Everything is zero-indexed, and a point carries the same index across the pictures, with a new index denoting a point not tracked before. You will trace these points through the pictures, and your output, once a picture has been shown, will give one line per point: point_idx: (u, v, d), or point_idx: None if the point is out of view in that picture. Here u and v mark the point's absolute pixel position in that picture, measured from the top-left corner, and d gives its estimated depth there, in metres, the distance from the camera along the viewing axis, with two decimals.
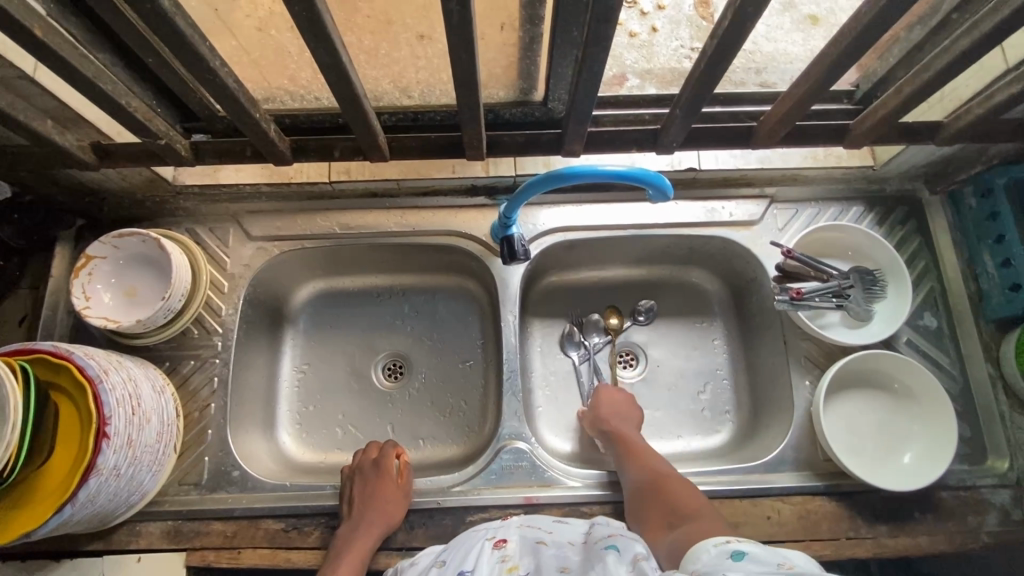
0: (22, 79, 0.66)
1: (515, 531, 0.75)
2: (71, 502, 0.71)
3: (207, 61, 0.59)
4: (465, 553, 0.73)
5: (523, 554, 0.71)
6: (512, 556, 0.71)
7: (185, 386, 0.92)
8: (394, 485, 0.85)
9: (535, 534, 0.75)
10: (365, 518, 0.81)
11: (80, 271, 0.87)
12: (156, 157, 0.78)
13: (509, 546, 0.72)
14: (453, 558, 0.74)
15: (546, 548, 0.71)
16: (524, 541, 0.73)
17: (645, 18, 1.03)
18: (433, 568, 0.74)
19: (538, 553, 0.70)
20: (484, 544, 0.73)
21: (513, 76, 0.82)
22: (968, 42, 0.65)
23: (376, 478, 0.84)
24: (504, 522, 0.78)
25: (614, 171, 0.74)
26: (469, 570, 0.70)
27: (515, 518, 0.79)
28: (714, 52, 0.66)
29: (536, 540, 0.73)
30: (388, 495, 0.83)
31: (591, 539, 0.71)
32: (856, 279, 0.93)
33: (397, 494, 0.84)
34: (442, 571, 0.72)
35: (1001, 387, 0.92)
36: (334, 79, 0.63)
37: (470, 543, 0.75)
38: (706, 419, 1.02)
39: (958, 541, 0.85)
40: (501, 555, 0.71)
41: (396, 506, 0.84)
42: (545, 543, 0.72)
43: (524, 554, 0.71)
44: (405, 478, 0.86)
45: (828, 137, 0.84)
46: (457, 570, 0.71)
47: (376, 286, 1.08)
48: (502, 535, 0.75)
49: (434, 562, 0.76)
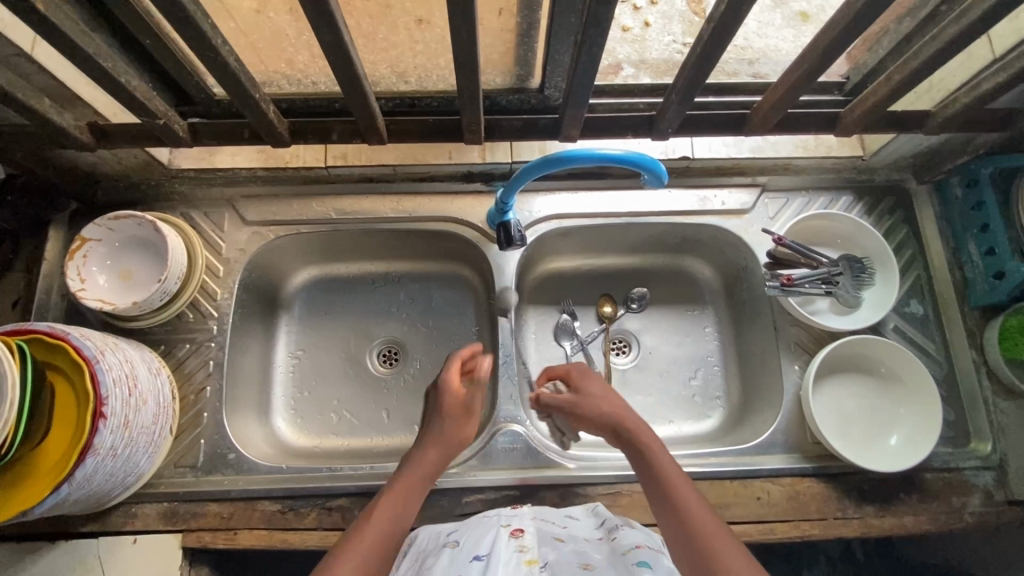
0: (20, 56, 0.66)
1: (531, 522, 0.75)
2: (67, 481, 0.71)
3: (208, 38, 0.59)
4: (479, 538, 0.71)
5: (541, 545, 0.70)
6: (529, 546, 0.69)
7: (180, 370, 0.93)
8: (463, 402, 0.83)
9: (551, 529, 0.75)
10: (435, 435, 0.81)
11: (75, 254, 0.87)
12: (154, 137, 0.79)
13: (527, 537, 0.70)
14: (467, 540, 0.72)
15: (564, 545, 0.71)
16: (541, 534, 0.73)
17: (638, 12, 1.02)
18: (447, 548, 0.71)
19: (556, 547, 0.70)
20: (500, 532, 0.72)
21: (510, 62, 0.82)
22: (957, 29, 0.66)
23: (443, 395, 0.83)
24: (515, 512, 0.77)
25: (610, 154, 0.75)
26: (485, 555, 0.67)
27: (524, 509, 0.79)
28: (711, 37, 0.67)
29: (553, 535, 0.73)
30: (456, 412, 0.82)
31: (613, 545, 0.72)
32: (845, 266, 0.95)
33: (465, 413, 0.83)
34: (455, 553, 0.69)
35: (985, 373, 0.94)
36: (336, 59, 0.64)
37: (484, 530, 0.73)
38: (697, 404, 1.03)
39: (942, 521, 0.88)
40: (518, 544, 0.69)
41: (464, 427, 0.82)
42: (563, 540, 0.72)
43: (543, 545, 0.70)
44: (474, 398, 0.84)
45: (820, 126, 0.85)
46: (472, 554, 0.68)
47: (371, 273, 1.09)
48: (518, 525, 0.73)
49: (446, 543, 0.73)
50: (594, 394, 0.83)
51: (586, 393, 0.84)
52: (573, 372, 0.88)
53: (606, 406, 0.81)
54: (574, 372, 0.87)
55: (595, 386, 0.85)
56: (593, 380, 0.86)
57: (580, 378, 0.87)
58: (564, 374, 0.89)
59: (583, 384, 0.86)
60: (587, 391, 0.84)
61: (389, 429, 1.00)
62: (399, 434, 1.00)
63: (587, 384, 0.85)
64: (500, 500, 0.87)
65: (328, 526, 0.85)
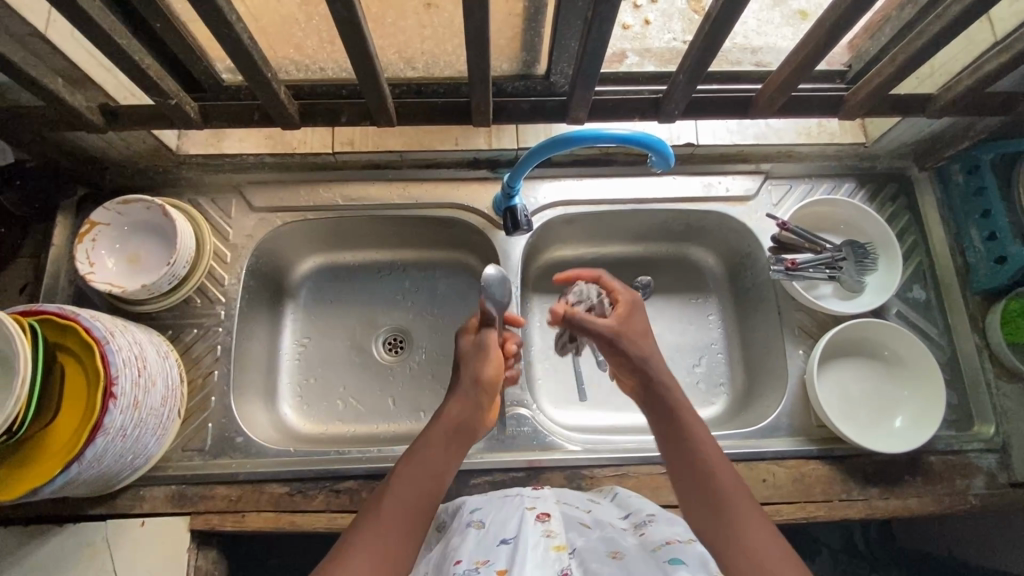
0: (34, 33, 0.68)
1: (555, 505, 0.69)
2: (76, 461, 0.71)
3: (224, 14, 0.61)
4: (506, 520, 0.66)
5: (568, 531, 0.65)
6: (557, 531, 0.63)
7: (187, 355, 0.93)
8: (480, 343, 0.79)
9: (575, 514, 0.70)
10: (457, 384, 0.77)
11: (84, 237, 0.88)
12: (165, 119, 0.80)
13: (553, 521, 0.65)
14: (492, 521, 0.67)
15: (591, 531, 0.66)
16: (566, 519, 0.68)
17: (638, 10, 1.03)
18: (471, 528, 0.67)
19: (584, 534, 0.65)
20: (526, 515, 0.66)
21: (516, 48, 0.83)
22: (960, 8, 0.67)
23: (460, 345, 0.81)
24: (539, 493, 0.72)
25: (619, 135, 0.76)
26: (512, 538, 0.62)
27: (548, 492, 0.74)
28: (717, 17, 0.67)
29: (579, 521, 0.68)
30: (472, 356, 0.78)
31: (641, 539, 0.65)
32: (849, 252, 0.96)
33: (483, 353, 0.78)
34: (480, 535, 0.65)
35: (988, 357, 0.95)
36: (348, 33, 0.65)
37: (508, 511, 0.68)
38: (701, 391, 1.03)
39: (946, 502, 0.88)
40: (545, 529, 0.63)
41: (488, 368, 0.78)
42: (589, 526, 0.67)
43: (570, 531, 0.65)
44: (491, 338, 0.79)
45: (823, 110, 0.86)
46: (498, 538, 0.63)
47: (377, 261, 1.09)
48: (544, 508, 0.68)
49: (469, 523, 0.69)
50: (642, 331, 0.77)
51: (631, 324, 0.78)
52: (625, 297, 0.82)
53: (649, 350, 0.75)
54: (628, 300, 0.81)
55: (642, 323, 0.79)
56: (644, 317, 0.80)
57: (633, 308, 0.81)
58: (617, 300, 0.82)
59: (635, 314, 0.80)
60: (637, 325, 0.78)
61: (395, 415, 1.00)
62: (405, 421, 1.00)
63: (637, 315, 0.80)
64: (507, 482, 0.87)
65: (336, 509, 0.86)
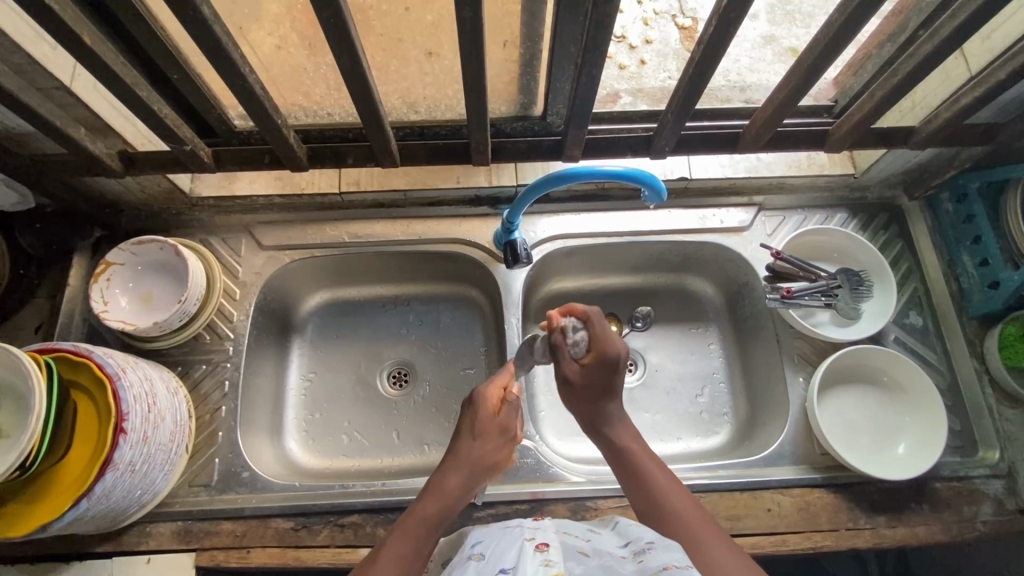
0: (59, 89, 0.74)
1: (555, 535, 0.68)
2: (87, 495, 0.72)
3: (238, 67, 0.66)
4: (505, 551, 0.66)
5: (567, 560, 0.63)
6: (556, 560, 0.61)
7: (196, 390, 0.95)
8: (502, 426, 0.77)
9: (575, 543, 0.69)
10: (461, 456, 0.74)
11: (99, 277, 0.91)
12: (181, 164, 0.85)
13: (552, 551, 0.63)
14: (492, 553, 0.67)
15: (590, 560, 0.65)
16: (565, 548, 0.67)
17: (634, 52, 1.11)
18: (471, 561, 0.66)
19: (583, 562, 0.64)
20: (525, 546, 0.65)
21: (513, 91, 0.87)
22: (929, 47, 0.71)
23: (476, 414, 0.77)
24: (538, 524, 0.72)
25: (613, 171, 0.79)
26: (510, 568, 0.61)
27: (547, 522, 0.73)
28: (701, 57, 0.70)
29: (578, 550, 0.67)
30: (491, 435, 0.76)
31: (640, 566, 0.62)
32: (843, 280, 0.98)
33: (501, 437, 0.76)
34: (480, 568, 0.64)
35: (988, 382, 0.95)
36: (354, 81, 0.69)
37: (508, 542, 0.68)
38: (705, 420, 1.04)
39: (955, 530, 0.87)
40: (544, 558, 0.62)
41: (499, 452, 0.76)
42: (588, 555, 0.66)
43: (568, 560, 0.64)
44: (513, 422, 0.78)
45: (809, 142, 0.90)
46: (497, 568, 0.62)
47: (381, 296, 1.12)
48: (543, 538, 0.67)
49: (470, 557, 0.68)
50: (607, 391, 0.77)
51: (595, 384, 0.78)
52: (606, 349, 0.77)
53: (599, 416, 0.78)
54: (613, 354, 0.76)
55: (608, 385, 0.77)
56: (615, 382, 0.77)
57: (606, 369, 0.77)
58: (597, 351, 0.77)
59: (605, 377, 0.77)
60: (602, 383, 0.77)
61: (400, 449, 1.01)
62: (409, 454, 1.01)
63: (603, 377, 0.77)
64: (511, 514, 0.88)
65: (340, 543, 0.86)
